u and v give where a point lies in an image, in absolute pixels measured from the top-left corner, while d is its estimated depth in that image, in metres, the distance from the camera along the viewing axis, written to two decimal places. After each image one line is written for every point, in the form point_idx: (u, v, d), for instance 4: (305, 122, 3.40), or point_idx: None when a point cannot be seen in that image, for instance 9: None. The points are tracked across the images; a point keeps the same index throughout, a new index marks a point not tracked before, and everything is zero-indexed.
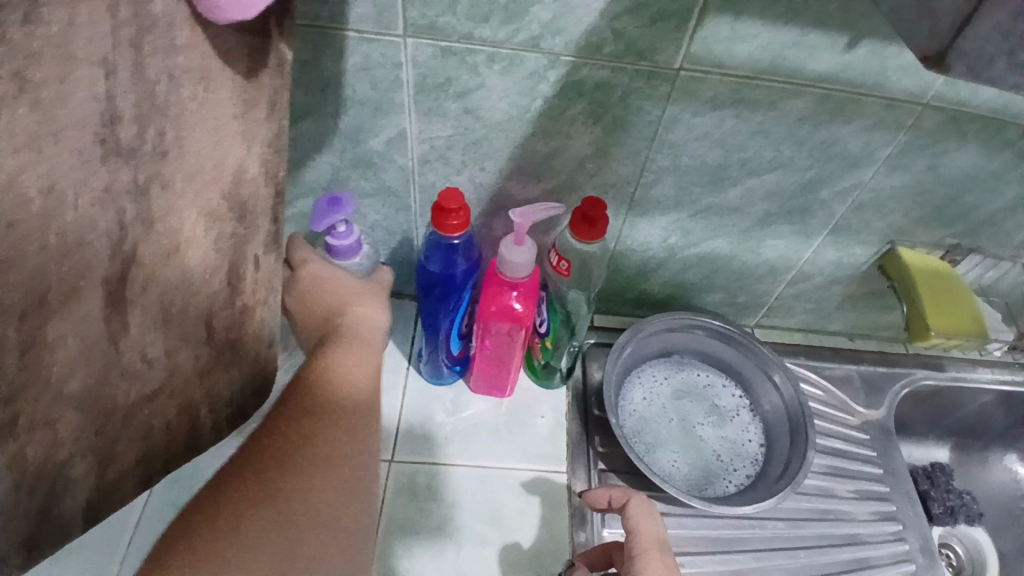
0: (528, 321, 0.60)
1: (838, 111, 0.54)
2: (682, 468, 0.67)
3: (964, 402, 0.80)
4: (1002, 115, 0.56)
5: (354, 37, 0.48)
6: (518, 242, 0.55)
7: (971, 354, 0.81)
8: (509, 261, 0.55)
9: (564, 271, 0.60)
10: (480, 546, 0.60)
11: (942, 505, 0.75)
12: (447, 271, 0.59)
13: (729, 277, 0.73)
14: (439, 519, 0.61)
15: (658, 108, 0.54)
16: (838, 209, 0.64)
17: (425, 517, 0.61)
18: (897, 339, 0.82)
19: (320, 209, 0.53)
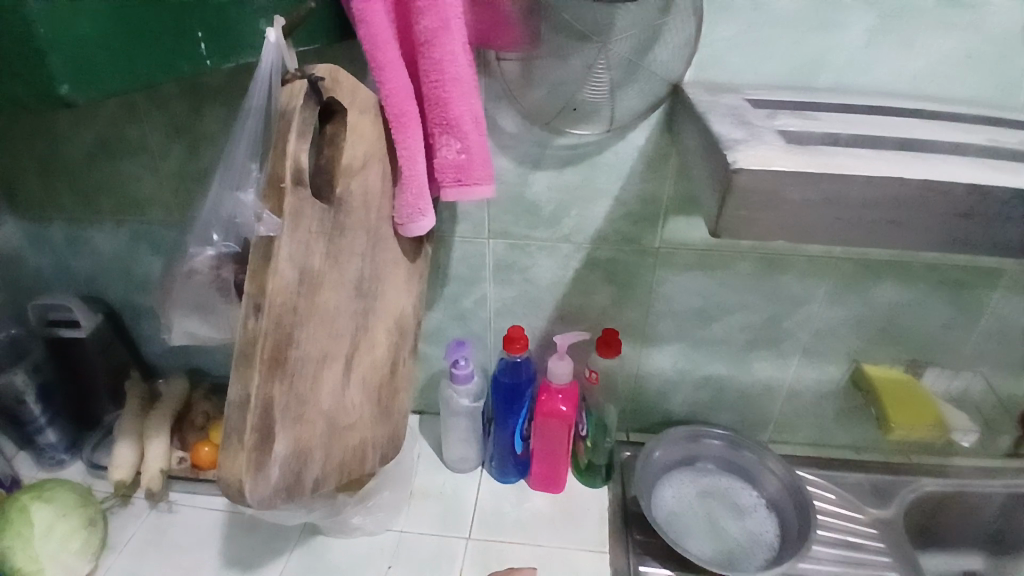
0: (570, 419, 0.81)
1: (775, 268, 0.81)
2: (709, 551, 0.81)
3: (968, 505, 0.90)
4: (901, 261, 0.79)
5: (458, 241, 0.82)
6: (560, 358, 0.80)
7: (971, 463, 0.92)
8: (554, 371, 0.80)
9: (594, 380, 0.84)
10: None
11: None
12: (513, 386, 0.84)
13: (733, 397, 0.93)
14: None
15: (649, 271, 0.82)
16: (801, 337, 0.86)
17: None
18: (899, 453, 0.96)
19: (451, 348, 0.85)
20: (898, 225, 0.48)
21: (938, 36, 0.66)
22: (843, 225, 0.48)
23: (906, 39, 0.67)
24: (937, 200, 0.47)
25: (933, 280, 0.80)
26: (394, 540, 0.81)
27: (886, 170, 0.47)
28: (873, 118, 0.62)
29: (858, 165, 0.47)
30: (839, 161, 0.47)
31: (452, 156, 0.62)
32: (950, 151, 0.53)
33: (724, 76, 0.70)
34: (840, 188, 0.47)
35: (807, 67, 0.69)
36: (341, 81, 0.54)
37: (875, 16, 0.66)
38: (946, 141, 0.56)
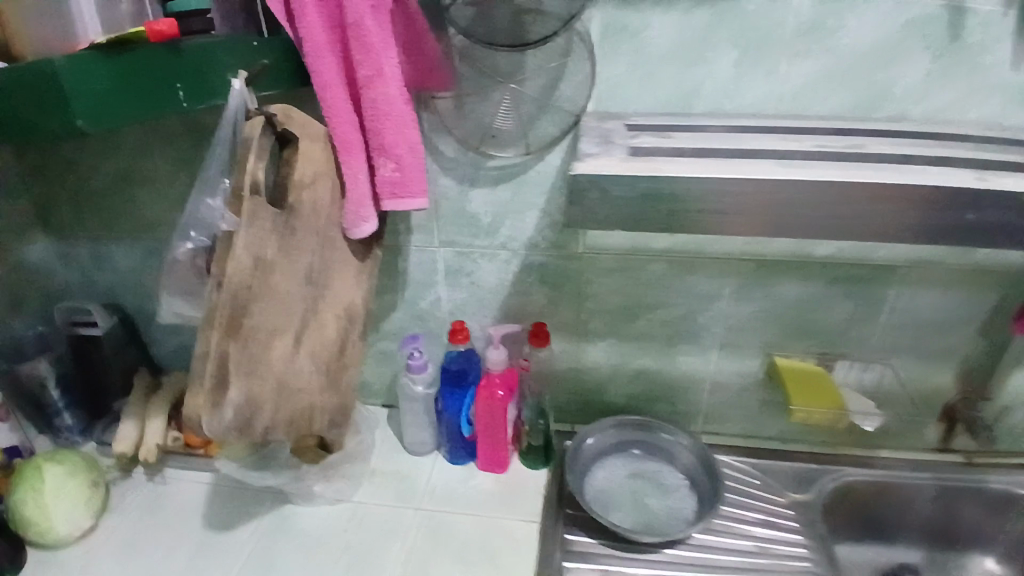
0: (506, 403, 0.92)
1: (684, 269, 0.92)
2: (630, 523, 0.91)
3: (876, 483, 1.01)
4: (794, 259, 0.89)
5: (413, 249, 0.97)
6: (495, 347, 0.93)
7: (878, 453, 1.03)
8: (490, 358, 0.92)
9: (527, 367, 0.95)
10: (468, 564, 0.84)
11: None
12: (459, 372, 0.96)
13: (663, 388, 1.03)
14: (445, 546, 0.87)
15: (577, 274, 0.94)
16: (716, 332, 0.96)
17: (435, 544, 0.87)
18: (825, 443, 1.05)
19: (406, 341, 0.98)
20: (712, 216, 0.62)
21: (794, 64, 0.78)
22: (670, 213, 0.62)
23: (770, 67, 0.78)
24: (737, 192, 0.60)
25: (827, 278, 0.89)
26: (352, 508, 0.92)
27: (701, 170, 0.61)
28: (733, 133, 0.73)
29: (676, 167, 0.61)
30: (661, 165, 0.62)
31: (390, 174, 0.77)
32: (779, 159, 0.65)
33: (619, 105, 0.82)
34: (654, 188, 0.61)
35: (684, 94, 0.80)
36: (294, 117, 0.71)
37: (739, 50, 0.77)
38: (778, 149, 0.67)
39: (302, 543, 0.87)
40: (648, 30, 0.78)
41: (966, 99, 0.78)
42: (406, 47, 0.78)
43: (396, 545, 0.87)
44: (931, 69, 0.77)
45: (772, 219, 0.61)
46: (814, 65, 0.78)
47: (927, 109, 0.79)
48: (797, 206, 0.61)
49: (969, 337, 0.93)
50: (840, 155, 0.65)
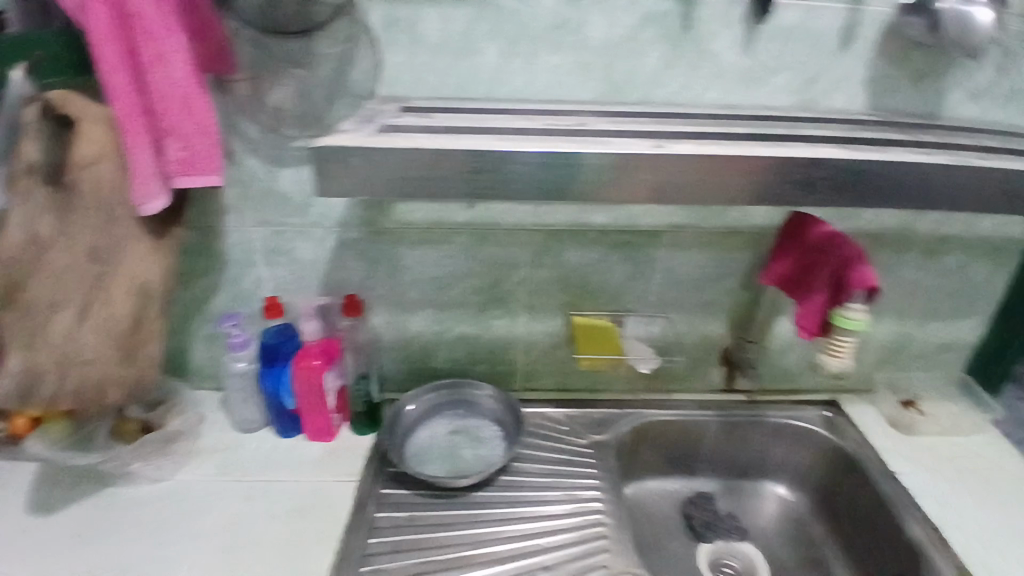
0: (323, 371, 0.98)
1: (483, 239, 1.02)
2: (442, 473, 1.01)
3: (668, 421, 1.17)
4: (574, 227, 1.02)
5: (231, 230, 1.01)
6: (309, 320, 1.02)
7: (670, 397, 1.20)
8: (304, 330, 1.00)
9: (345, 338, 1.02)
10: (281, 522, 0.92)
11: (699, 518, 1.13)
12: (274, 347, 1.01)
13: (482, 351, 1.14)
14: (262, 510, 0.94)
15: (388, 248, 1.02)
16: (520, 297, 1.08)
17: (252, 508, 0.94)
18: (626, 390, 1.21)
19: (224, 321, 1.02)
20: (446, 179, 0.70)
21: (552, 54, 0.87)
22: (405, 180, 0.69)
23: (531, 57, 0.87)
24: (461, 162, 0.69)
25: (608, 243, 1.03)
26: (172, 486, 0.98)
27: (428, 143, 0.70)
28: (491, 115, 0.83)
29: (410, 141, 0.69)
30: (395, 139, 0.71)
31: (179, 154, 0.81)
32: (515, 132, 0.74)
33: (406, 90, 0.90)
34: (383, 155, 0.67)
35: (462, 82, 0.89)
36: (72, 101, 0.77)
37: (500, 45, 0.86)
38: (519, 126, 0.77)
39: (116, 521, 0.92)
40: (422, 24, 0.85)
41: (697, 86, 0.88)
42: (197, 34, 0.82)
43: (216, 511, 0.94)
44: (667, 58, 0.87)
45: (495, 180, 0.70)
46: (568, 57, 0.87)
47: (665, 93, 0.89)
48: (511, 164, 0.69)
49: (732, 291, 1.09)
50: (567, 129, 0.75)
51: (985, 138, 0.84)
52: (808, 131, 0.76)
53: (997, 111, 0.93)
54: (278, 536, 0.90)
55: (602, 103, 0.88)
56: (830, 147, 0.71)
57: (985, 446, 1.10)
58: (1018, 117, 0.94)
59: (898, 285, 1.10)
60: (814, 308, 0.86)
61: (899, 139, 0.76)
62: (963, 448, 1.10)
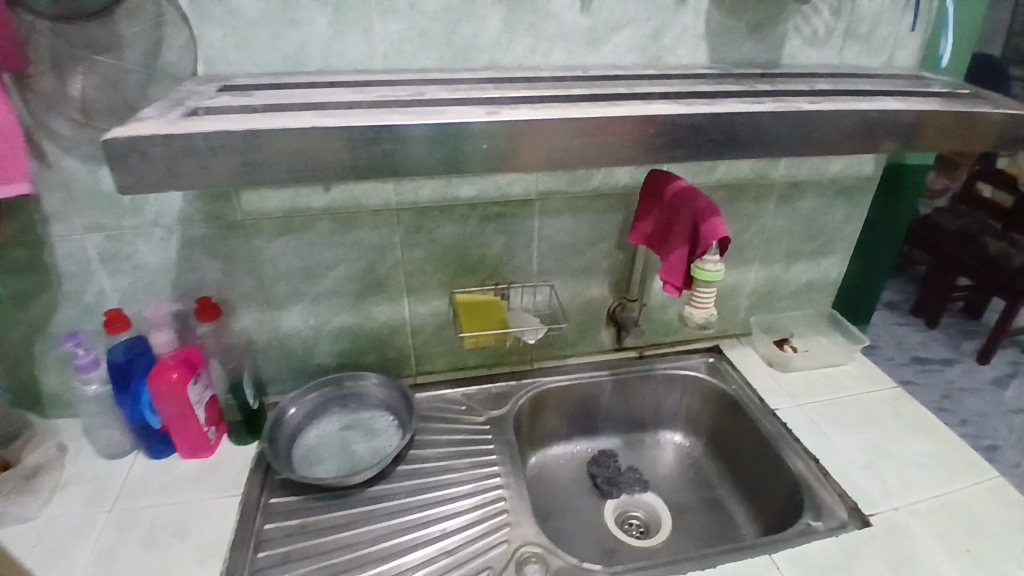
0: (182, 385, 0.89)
1: (348, 223, 0.96)
2: (332, 471, 0.95)
3: (564, 386, 1.18)
4: (443, 201, 0.98)
5: (56, 241, 0.89)
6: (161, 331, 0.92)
7: (565, 364, 1.21)
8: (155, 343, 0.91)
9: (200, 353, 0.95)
10: (157, 549, 0.84)
11: (603, 475, 1.15)
12: (125, 365, 0.93)
13: (368, 340, 1.10)
14: (133, 540, 0.85)
15: (244, 242, 0.94)
16: (398, 280, 1.04)
17: (123, 541, 0.85)
18: (523, 361, 1.21)
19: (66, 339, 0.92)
20: (261, 163, 0.61)
21: (383, 22, 0.81)
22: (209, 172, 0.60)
23: (364, 24, 0.81)
24: (276, 144, 0.60)
25: (478, 216, 1.01)
26: (18, 530, 0.86)
27: (236, 126, 0.60)
28: (325, 88, 0.76)
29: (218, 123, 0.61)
30: (198, 124, 0.60)
31: None
32: (344, 107, 0.68)
33: (230, 69, 0.82)
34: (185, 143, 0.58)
35: (293, 56, 0.82)
36: None
37: (329, 13, 0.79)
38: (347, 101, 0.71)
39: None
40: None
41: (542, 46, 0.86)
42: None
43: (82, 550, 0.83)
44: (508, 20, 0.84)
45: (318, 162, 0.62)
46: (404, 22, 0.82)
47: (512, 58, 0.87)
48: (330, 139, 0.61)
49: (608, 252, 1.10)
50: (398, 102, 0.70)
51: (820, 82, 0.86)
52: (644, 89, 0.77)
53: (834, 56, 0.97)
54: (155, 564, 0.81)
55: (445, 71, 0.83)
56: (660, 102, 0.71)
57: (854, 376, 1.18)
58: (854, 60, 0.98)
59: (761, 233, 1.15)
60: (676, 263, 0.87)
61: (737, 91, 0.77)
62: (834, 380, 1.17)
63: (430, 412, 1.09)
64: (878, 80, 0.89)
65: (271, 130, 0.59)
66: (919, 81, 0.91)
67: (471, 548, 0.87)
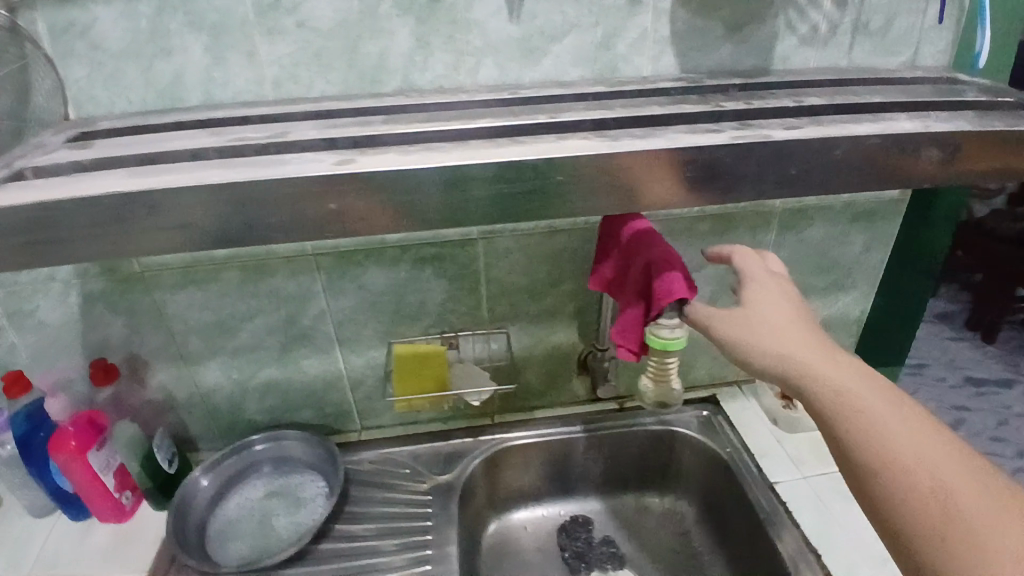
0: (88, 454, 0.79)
1: (260, 272, 0.84)
2: (243, 551, 0.84)
3: (528, 444, 1.03)
4: (369, 245, 0.84)
5: None
6: None
7: (530, 417, 1.07)
8: None
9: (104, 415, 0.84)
10: None
11: (569, 550, 1.01)
12: (25, 437, 0.80)
13: (302, 395, 0.98)
14: None
15: (145, 295, 0.84)
16: (327, 331, 0.92)
17: None
18: (483, 414, 1.07)
19: None
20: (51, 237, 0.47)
21: (269, 43, 0.67)
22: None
23: (248, 48, 0.66)
24: (64, 214, 0.46)
25: (412, 260, 0.86)
26: None
27: (15, 199, 0.47)
28: (186, 123, 0.63)
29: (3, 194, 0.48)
30: None
31: None
32: (185, 157, 0.54)
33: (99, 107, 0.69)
34: None
35: (168, 90, 0.67)
36: None
37: (205, 34, 0.65)
38: (195, 147, 0.55)
39: None
40: (93, 22, 0.63)
41: (465, 62, 0.71)
42: None
43: None
44: (418, 35, 0.69)
45: (124, 234, 0.48)
46: (293, 42, 0.67)
47: (430, 79, 0.71)
48: (131, 211, 0.47)
49: (573, 294, 0.94)
50: (256, 149, 0.55)
51: (815, 94, 0.68)
52: (572, 116, 0.60)
53: (841, 56, 0.77)
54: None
55: (344, 99, 0.69)
56: (581, 136, 0.54)
57: None
58: (869, 59, 0.77)
59: None
60: (632, 324, 0.70)
61: (695, 115, 0.60)
62: None
63: (370, 478, 0.97)
64: (898, 87, 0.70)
65: (58, 202, 0.47)
66: (951, 88, 0.71)
67: None
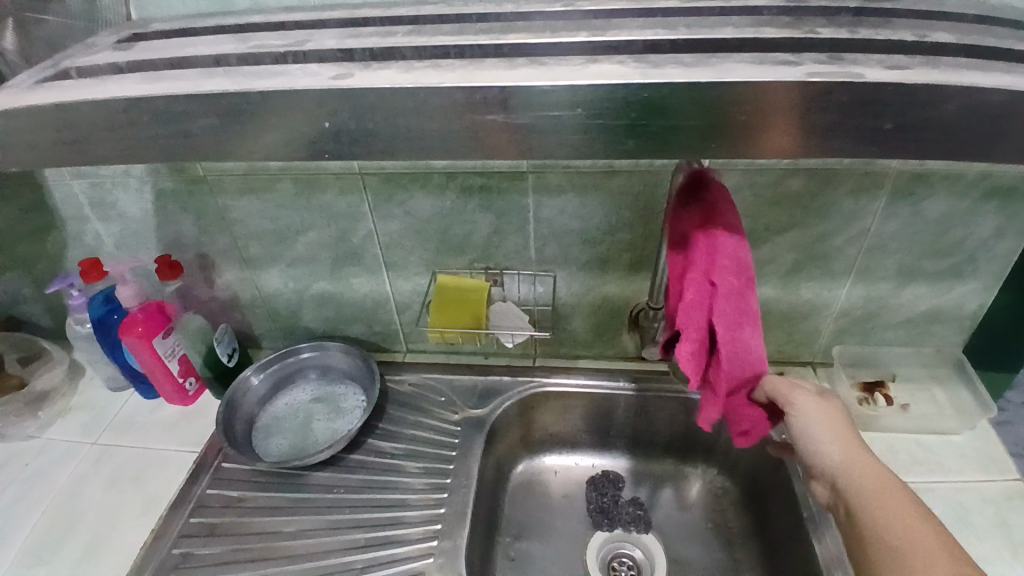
0: (148, 339, 0.89)
1: (310, 187, 0.86)
2: (284, 448, 0.92)
3: (566, 392, 1.00)
4: (414, 170, 0.81)
5: (53, 183, 0.91)
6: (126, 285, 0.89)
7: (573, 365, 1.03)
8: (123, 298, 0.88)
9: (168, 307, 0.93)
10: (133, 498, 0.90)
11: (596, 504, 0.98)
12: (103, 317, 0.94)
13: (352, 311, 1.01)
14: (120, 484, 0.92)
15: (211, 200, 0.89)
16: (373, 252, 0.92)
17: (113, 483, 0.92)
18: (527, 355, 1.05)
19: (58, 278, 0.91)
20: (80, 140, 0.49)
21: None
22: (39, 150, 0.51)
23: None
24: (86, 118, 0.48)
25: (457, 188, 0.83)
26: (42, 444, 0.98)
27: (45, 100, 0.49)
28: (226, 28, 0.62)
29: (38, 90, 0.51)
30: (20, 95, 0.50)
31: None
32: (208, 63, 0.53)
33: (159, 9, 0.70)
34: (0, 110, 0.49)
35: None
36: None
37: None
38: (218, 51, 0.55)
39: None
40: None
41: None
42: None
43: (62, 474, 0.94)
44: None
45: (136, 137, 0.49)
46: None
47: None
48: (140, 115, 0.48)
49: (629, 243, 0.86)
50: (273, 57, 0.53)
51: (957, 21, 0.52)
52: (619, 34, 0.51)
53: None
54: (108, 504, 0.89)
55: (382, 4, 0.64)
56: (614, 61, 0.46)
57: (965, 453, 0.84)
58: None
59: (857, 236, 0.82)
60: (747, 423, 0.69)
61: (776, 42, 0.49)
62: (932, 453, 0.84)
63: (407, 399, 0.99)
64: None
65: (79, 102, 0.48)
66: None
67: (381, 571, 0.78)
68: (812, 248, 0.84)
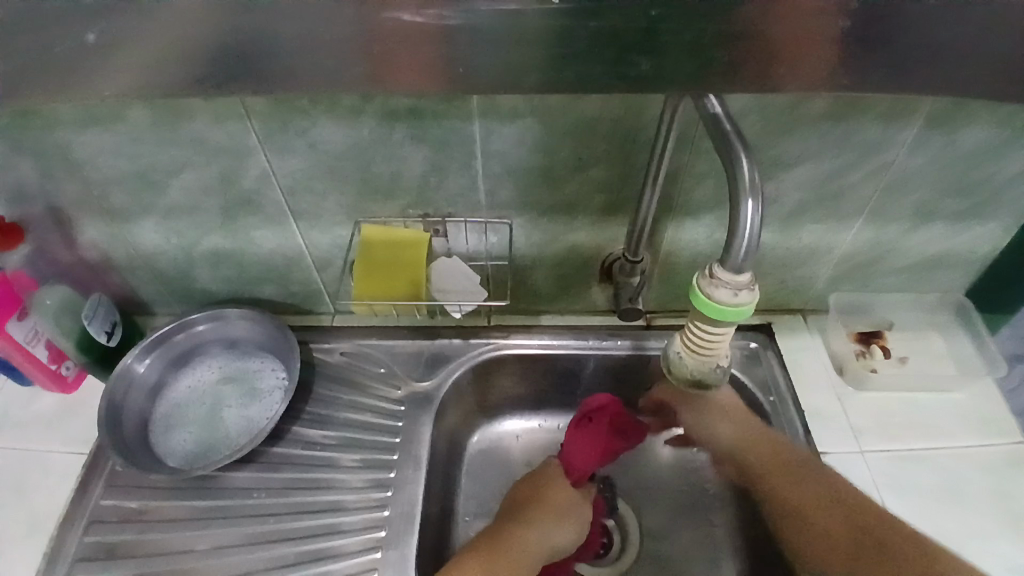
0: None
1: (174, 113, 0.62)
2: (189, 444, 0.75)
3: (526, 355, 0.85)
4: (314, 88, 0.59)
5: None
6: None
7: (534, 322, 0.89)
8: None
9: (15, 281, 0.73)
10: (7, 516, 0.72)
11: None
12: None
13: (259, 270, 0.81)
14: None
15: (40, 134, 0.64)
16: (275, 198, 0.71)
17: None
18: (480, 312, 0.89)
19: None
20: None
21: None
22: None
23: None
24: None
25: (377, 113, 0.61)
26: None
27: None
28: None
29: None
30: None
31: None
32: None
33: None
34: None
35: None
36: None
37: None
38: None
39: None
40: None
41: None
42: None
43: None
44: None
45: None
46: None
47: None
48: None
49: (602, 182, 0.68)
50: None
51: None
52: None
53: None
54: None
55: None
56: None
57: (963, 411, 0.77)
58: None
59: (877, 169, 0.67)
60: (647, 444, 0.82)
61: None
62: (928, 413, 0.76)
63: (338, 373, 0.83)
64: None
65: None
66: None
67: None
68: (823, 185, 0.69)
